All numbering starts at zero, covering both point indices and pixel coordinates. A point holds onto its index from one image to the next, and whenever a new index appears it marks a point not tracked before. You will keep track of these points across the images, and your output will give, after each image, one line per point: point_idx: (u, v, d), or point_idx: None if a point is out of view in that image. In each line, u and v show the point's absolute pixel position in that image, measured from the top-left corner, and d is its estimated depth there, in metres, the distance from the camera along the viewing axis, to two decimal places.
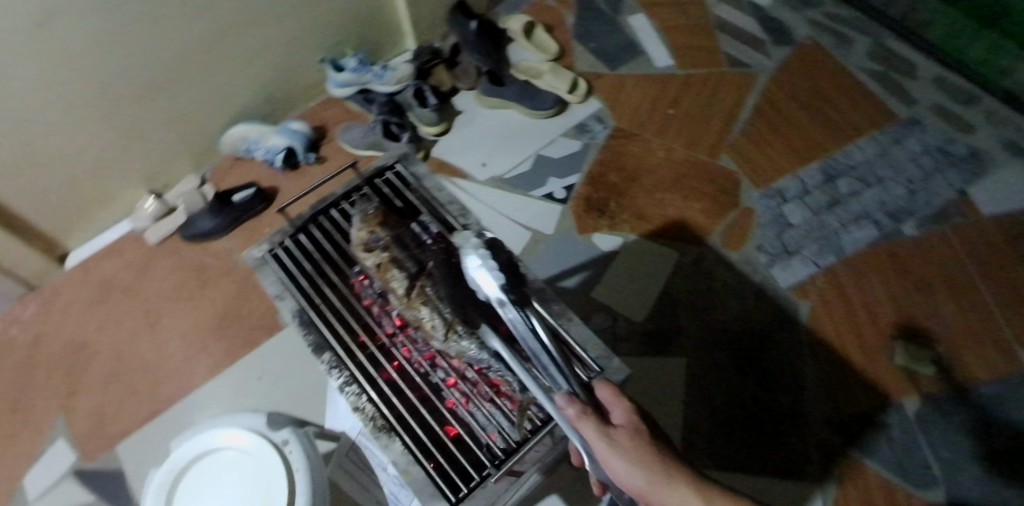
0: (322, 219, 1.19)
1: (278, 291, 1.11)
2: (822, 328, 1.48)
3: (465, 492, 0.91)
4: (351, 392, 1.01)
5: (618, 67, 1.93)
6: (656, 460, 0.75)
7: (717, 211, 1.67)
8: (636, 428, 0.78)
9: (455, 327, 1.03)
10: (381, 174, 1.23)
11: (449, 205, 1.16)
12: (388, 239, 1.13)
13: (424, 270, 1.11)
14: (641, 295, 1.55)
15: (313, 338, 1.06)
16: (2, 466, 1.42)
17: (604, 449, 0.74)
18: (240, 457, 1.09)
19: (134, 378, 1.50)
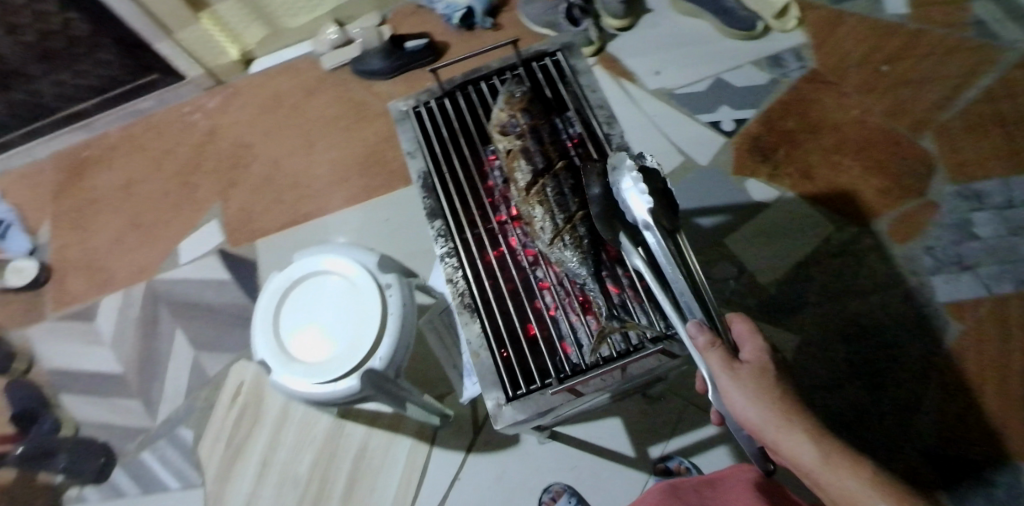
0: (472, 90, 1.10)
1: (412, 148, 1.07)
2: (966, 358, 1.28)
3: (522, 392, 0.86)
4: (449, 263, 0.97)
5: (840, 3, 1.67)
6: (780, 401, 0.71)
7: (897, 195, 1.45)
8: (764, 368, 0.74)
9: (562, 235, 0.93)
10: (540, 58, 1.11)
11: (596, 109, 1.03)
12: (525, 127, 1.02)
13: (551, 169, 1.00)
14: (776, 257, 1.44)
15: (431, 202, 1.02)
16: (169, 228, 1.67)
17: (726, 382, 0.72)
18: (344, 281, 1.09)
19: (281, 187, 1.65)
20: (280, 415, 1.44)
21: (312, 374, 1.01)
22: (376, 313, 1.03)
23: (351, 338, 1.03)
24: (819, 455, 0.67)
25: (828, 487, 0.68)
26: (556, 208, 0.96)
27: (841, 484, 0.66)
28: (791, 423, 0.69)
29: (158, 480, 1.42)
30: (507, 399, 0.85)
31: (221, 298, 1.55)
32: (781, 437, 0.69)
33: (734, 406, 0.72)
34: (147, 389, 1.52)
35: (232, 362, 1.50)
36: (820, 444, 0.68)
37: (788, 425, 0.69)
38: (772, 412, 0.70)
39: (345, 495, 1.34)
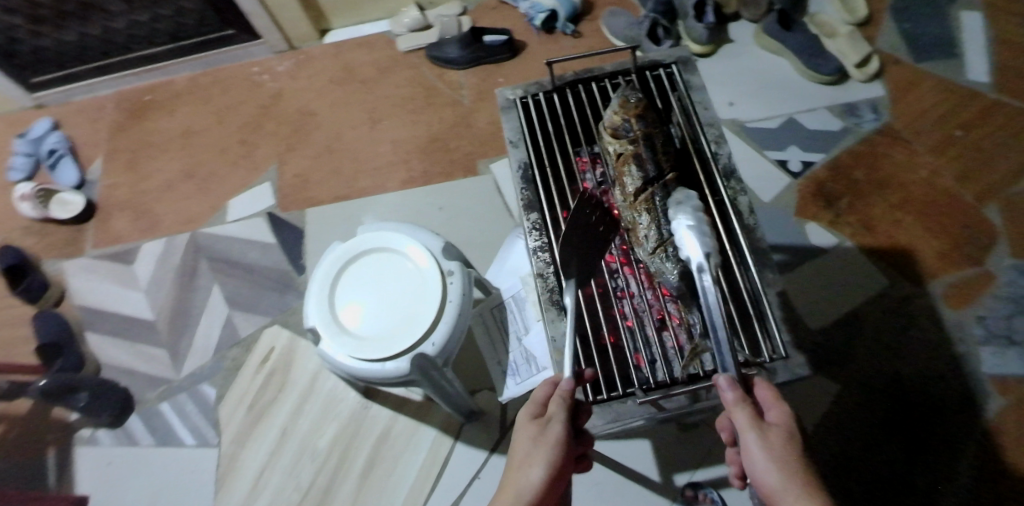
0: (582, 89, 1.05)
1: (514, 137, 1.02)
2: (1006, 435, 1.27)
3: (604, 397, 0.86)
4: (541, 258, 0.94)
5: (923, 61, 1.65)
6: (801, 472, 0.70)
7: (958, 261, 1.43)
8: (790, 432, 0.73)
9: (666, 246, 0.90)
10: (654, 67, 1.06)
11: (707, 126, 0.99)
12: (639, 133, 0.96)
13: (662, 179, 0.94)
14: (829, 304, 1.42)
15: (528, 194, 0.98)
16: (222, 184, 1.64)
17: (750, 440, 0.72)
18: (410, 266, 1.14)
19: (340, 159, 1.62)
20: (307, 386, 1.41)
21: (360, 350, 1.07)
22: (435, 301, 1.10)
23: (405, 321, 1.09)
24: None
25: None
26: (663, 217, 0.91)
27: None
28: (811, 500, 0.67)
29: (174, 433, 1.41)
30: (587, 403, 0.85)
31: (263, 261, 1.53)
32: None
33: (755, 467, 0.72)
34: (176, 340, 1.50)
35: (266, 326, 1.47)
36: None
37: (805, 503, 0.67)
38: (792, 483, 0.69)
39: (361, 477, 1.31)
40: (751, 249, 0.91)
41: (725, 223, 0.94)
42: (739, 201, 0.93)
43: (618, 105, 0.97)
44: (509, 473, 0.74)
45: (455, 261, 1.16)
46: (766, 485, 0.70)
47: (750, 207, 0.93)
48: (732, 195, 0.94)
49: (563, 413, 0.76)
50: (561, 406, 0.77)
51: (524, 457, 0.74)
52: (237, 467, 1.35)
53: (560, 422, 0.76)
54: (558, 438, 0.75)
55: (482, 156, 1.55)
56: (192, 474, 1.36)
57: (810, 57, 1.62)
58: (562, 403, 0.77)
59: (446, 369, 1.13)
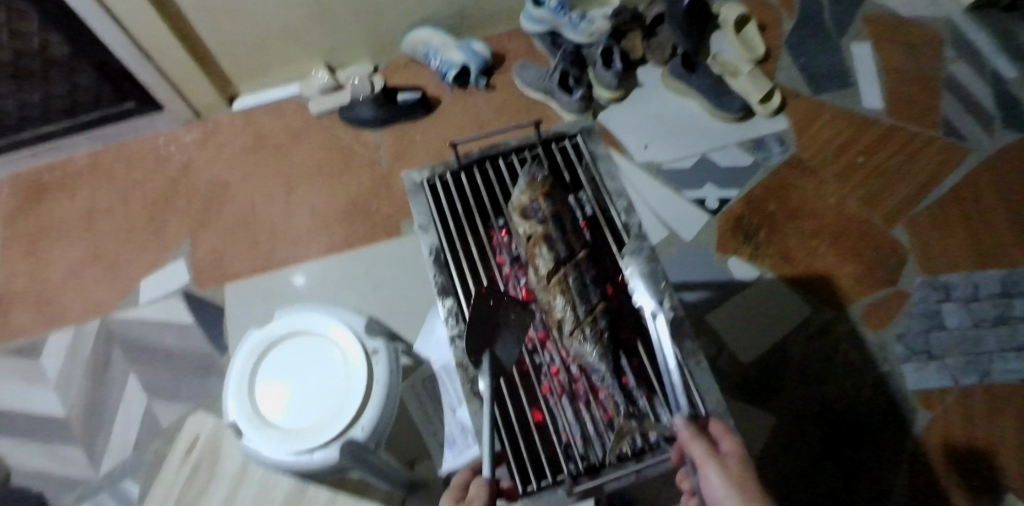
0: (489, 166, 1.07)
1: (423, 221, 1.03)
2: (934, 449, 1.32)
3: (533, 488, 0.86)
4: (460, 346, 0.94)
5: (820, 93, 1.74)
6: (758, 495, 0.74)
7: (871, 284, 1.50)
8: (744, 458, 0.78)
9: (584, 328, 0.90)
10: (559, 140, 1.09)
11: (616, 198, 1.01)
12: (547, 212, 0.97)
13: (574, 258, 0.95)
14: (756, 339, 1.46)
15: (442, 280, 0.98)
16: (131, 265, 1.56)
17: (710, 469, 0.76)
18: (332, 349, 1.12)
19: (257, 230, 1.57)
20: (238, 472, 1.34)
21: (287, 443, 1.04)
22: (361, 383, 1.07)
23: (333, 406, 1.07)
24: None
25: None
26: (578, 298, 0.92)
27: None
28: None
29: None
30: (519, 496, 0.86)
31: (181, 345, 1.45)
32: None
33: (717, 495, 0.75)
34: (91, 439, 1.40)
35: (188, 414, 1.40)
36: None
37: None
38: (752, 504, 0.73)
39: None
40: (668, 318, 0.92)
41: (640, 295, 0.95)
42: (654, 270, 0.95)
43: (525, 185, 0.99)
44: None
45: (378, 338, 1.13)
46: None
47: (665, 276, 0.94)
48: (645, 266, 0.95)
49: (481, 497, 0.79)
50: (480, 490, 0.80)
51: None
52: None
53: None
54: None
55: (403, 217, 1.53)
56: None
57: (715, 97, 1.68)
58: (480, 486, 0.81)
59: (379, 451, 1.10)
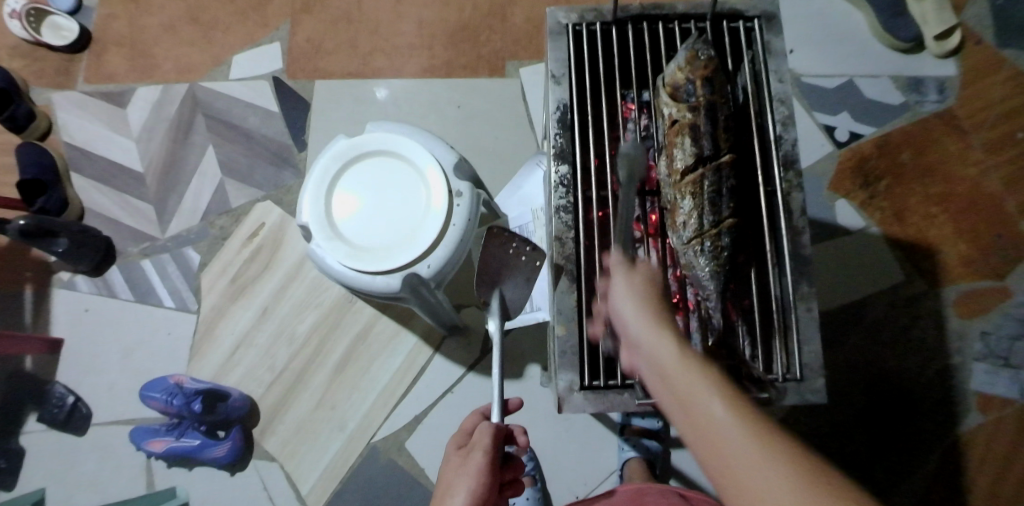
0: (645, 27, 0.94)
1: (557, 70, 0.93)
2: (973, 451, 1.28)
3: (600, 383, 0.85)
4: (563, 219, 0.89)
5: (1006, 46, 1.49)
6: (659, 305, 0.64)
7: (977, 269, 1.37)
8: (655, 278, 0.67)
9: (704, 239, 0.84)
10: (733, 18, 0.93)
11: (777, 104, 0.89)
12: (702, 100, 0.86)
13: (717, 161, 0.86)
14: (835, 288, 1.38)
15: (561, 142, 0.91)
16: (227, 35, 1.51)
17: (615, 275, 0.68)
18: (418, 180, 1.06)
19: (356, 34, 1.48)
20: (294, 268, 1.37)
21: (353, 262, 1.02)
22: (437, 222, 1.03)
23: (405, 237, 1.04)
24: (677, 355, 0.57)
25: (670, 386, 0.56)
26: (708, 206, 0.85)
27: (689, 387, 0.54)
28: (661, 329, 0.61)
29: (154, 292, 1.38)
30: (580, 388, 0.84)
31: (263, 130, 1.44)
32: (648, 333, 0.61)
33: (617, 307, 0.66)
34: (163, 198, 1.43)
35: (257, 200, 1.40)
36: (683, 346, 0.58)
37: (657, 330, 0.61)
38: (644, 312, 0.63)
39: (335, 370, 1.31)
40: (793, 254, 0.85)
41: (772, 219, 0.87)
42: (793, 197, 0.86)
43: (684, 60, 0.87)
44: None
45: (465, 181, 1.08)
46: (626, 324, 0.64)
47: (803, 208, 0.86)
48: (787, 189, 0.87)
49: (485, 442, 0.74)
50: (483, 435, 0.75)
51: (445, 492, 0.71)
52: (213, 338, 1.35)
53: (482, 449, 0.73)
54: (479, 465, 0.71)
55: (508, 60, 1.43)
56: (168, 335, 1.36)
57: (889, 18, 1.47)
58: (483, 432, 0.75)
59: (439, 290, 1.10)
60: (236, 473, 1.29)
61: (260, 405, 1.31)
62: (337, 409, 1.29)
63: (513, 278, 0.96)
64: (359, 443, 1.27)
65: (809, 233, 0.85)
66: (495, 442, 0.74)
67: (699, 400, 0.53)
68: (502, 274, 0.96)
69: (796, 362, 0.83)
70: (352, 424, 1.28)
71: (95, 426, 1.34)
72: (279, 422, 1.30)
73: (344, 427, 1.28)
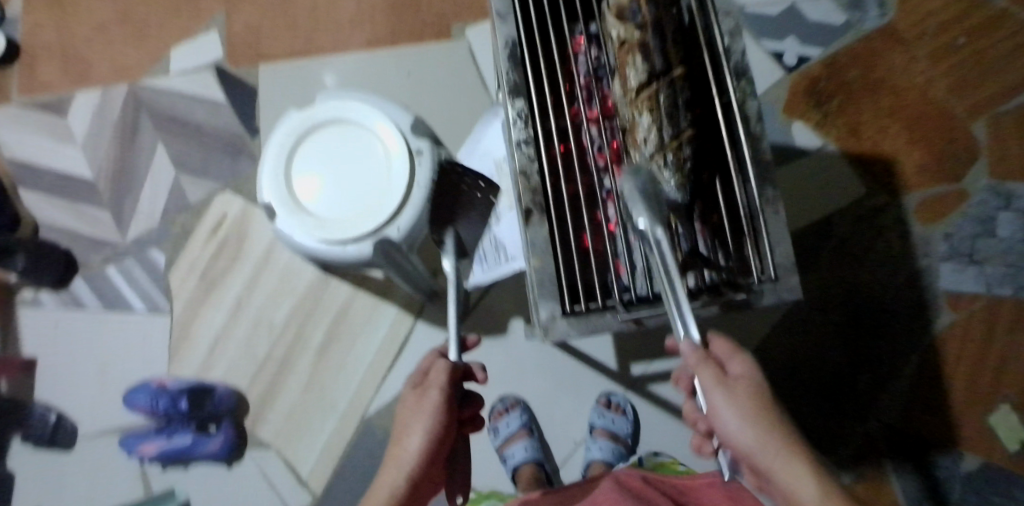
0: None
1: (501, 9, 0.93)
2: (948, 350, 1.33)
3: (580, 308, 0.87)
4: (525, 152, 0.90)
5: None
6: (770, 417, 0.73)
7: (934, 175, 1.41)
8: (754, 382, 0.76)
9: (666, 153, 0.83)
10: None
11: (723, 17, 0.90)
12: (648, 16, 0.83)
13: (670, 74, 0.84)
14: (801, 208, 1.41)
15: (514, 79, 0.91)
16: (161, 30, 1.46)
17: (719, 399, 0.74)
18: (375, 144, 1.06)
19: (295, 14, 1.45)
20: (263, 255, 1.35)
21: (322, 232, 1.01)
22: (401, 183, 1.02)
23: (370, 203, 1.03)
24: (819, 493, 0.69)
25: None
26: (666, 120, 0.83)
27: None
28: (791, 458, 0.71)
29: (123, 298, 1.35)
30: (563, 314, 0.86)
31: (212, 122, 1.40)
32: (782, 468, 0.71)
33: (728, 428, 0.74)
34: (118, 202, 1.39)
35: (216, 192, 1.37)
36: (820, 477, 0.71)
37: (789, 460, 0.71)
38: (761, 431, 0.72)
39: (320, 351, 1.30)
40: (754, 161, 0.86)
41: (730, 129, 0.88)
42: (749, 105, 0.87)
43: None
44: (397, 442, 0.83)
45: (424, 140, 1.07)
46: (742, 444, 0.73)
47: (760, 114, 0.87)
48: (741, 97, 0.87)
49: (441, 381, 0.84)
50: (439, 374, 0.84)
51: (405, 430, 0.82)
52: (189, 337, 1.33)
53: (437, 388, 0.83)
54: (435, 403, 0.82)
55: (453, 22, 1.41)
56: (143, 340, 1.34)
57: None
58: (440, 371, 0.84)
59: (411, 253, 1.09)
60: (234, 465, 1.28)
61: (247, 396, 1.30)
62: (326, 390, 1.29)
63: (467, 217, 1.12)
64: (353, 420, 1.27)
65: (767, 140, 0.87)
66: (449, 380, 0.84)
67: None
68: (456, 211, 1.11)
69: (770, 265, 0.85)
70: (343, 403, 1.28)
71: (83, 440, 1.31)
72: (270, 409, 1.29)
73: (335, 406, 1.28)
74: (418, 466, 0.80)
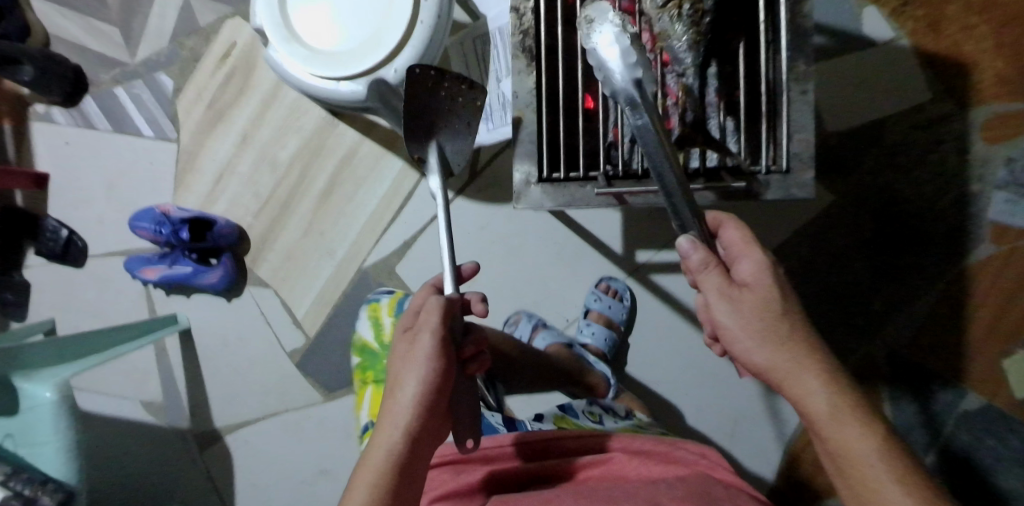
0: None
1: None
2: (978, 284, 1.23)
3: (560, 176, 0.81)
4: None
5: None
6: (783, 327, 0.65)
7: (1016, 87, 1.21)
8: (768, 288, 0.67)
9: (680, 2, 0.71)
10: None
11: None
12: None
13: None
14: (848, 108, 1.28)
15: None
16: None
17: (719, 306, 0.67)
18: None
19: None
20: (270, 92, 1.29)
21: (313, 64, 0.95)
22: (404, 16, 0.93)
23: (369, 37, 0.95)
24: (829, 414, 0.62)
25: (827, 443, 0.63)
26: None
27: (850, 448, 0.61)
28: (802, 376, 0.64)
29: (131, 122, 1.33)
30: (537, 180, 0.81)
31: None
32: (792, 386, 0.64)
33: (734, 340, 0.67)
34: (128, 20, 1.33)
35: (225, 17, 1.29)
36: (833, 396, 0.62)
37: (800, 378, 0.64)
38: (770, 344, 0.65)
39: (320, 198, 1.28)
40: (790, 26, 0.75)
41: None
42: None
43: None
44: (391, 394, 0.69)
45: None
46: (750, 356, 0.66)
47: None
48: None
49: (433, 321, 0.67)
50: (431, 314, 0.67)
51: (399, 381, 0.68)
52: (196, 167, 1.31)
53: (430, 331, 0.66)
54: (428, 349, 0.66)
55: None
56: (150, 167, 1.33)
57: None
58: (432, 308, 0.67)
59: None
60: (233, 298, 1.31)
61: (250, 232, 1.30)
62: (325, 236, 1.28)
63: (451, 126, 0.81)
64: (349, 269, 1.27)
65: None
66: (447, 318, 0.67)
67: (861, 470, 0.60)
68: (439, 120, 0.80)
69: (784, 153, 0.77)
70: (342, 250, 1.27)
71: (93, 258, 1.35)
72: (269, 249, 1.29)
73: (334, 252, 1.28)
74: (419, 422, 0.66)
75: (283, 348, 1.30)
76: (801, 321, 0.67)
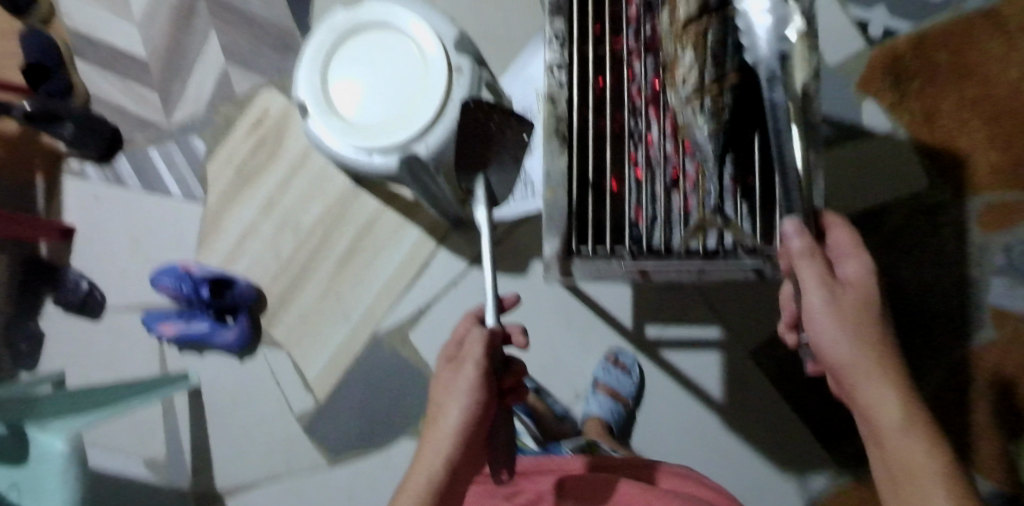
0: None
1: None
2: (980, 366, 1.26)
3: (588, 249, 0.84)
4: (557, 74, 0.83)
5: None
6: (872, 333, 0.64)
7: (1008, 179, 1.29)
8: (867, 290, 0.65)
9: (704, 98, 0.72)
10: None
11: None
12: None
13: None
14: (852, 190, 1.33)
15: None
16: None
17: (817, 300, 0.64)
18: (414, 52, 1.02)
19: None
20: (298, 158, 1.35)
21: (347, 137, 1.00)
22: (437, 96, 0.99)
23: (403, 113, 1.00)
24: (898, 423, 0.61)
25: (886, 448, 0.63)
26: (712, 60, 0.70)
27: (910, 459, 0.61)
28: (879, 381, 0.62)
29: (161, 181, 1.38)
30: (568, 253, 0.83)
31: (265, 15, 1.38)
32: (865, 389, 0.63)
33: (817, 332, 0.65)
34: (167, 85, 1.40)
35: (260, 87, 1.37)
36: (907, 407, 0.62)
37: (876, 384, 0.62)
38: (858, 346, 0.63)
39: (341, 260, 1.32)
40: None
41: None
42: None
43: None
44: (433, 418, 0.70)
45: (466, 57, 1.03)
46: (827, 352, 0.65)
47: None
48: None
49: (477, 353, 0.67)
50: (475, 346, 0.68)
51: (441, 406, 0.68)
52: (220, 227, 1.36)
53: (472, 361, 0.67)
54: (471, 378, 0.67)
55: None
56: (175, 224, 1.37)
57: None
58: (477, 340, 0.68)
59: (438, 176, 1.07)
60: (246, 358, 1.32)
61: (268, 293, 1.33)
62: (343, 297, 1.31)
63: (496, 163, 0.87)
64: (364, 331, 1.30)
65: None
66: (489, 352, 0.68)
67: (922, 488, 0.59)
68: (486, 155, 0.86)
69: None
70: (358, 312, 1.30)
71: (111, 311, 1.37)
72: (286, 309, 1.32)
73: (350, 314, 1.30)
74: (459, 449, 0.67)
75: (292, 409, 1.30)
76: (888, 330, 0.66)
